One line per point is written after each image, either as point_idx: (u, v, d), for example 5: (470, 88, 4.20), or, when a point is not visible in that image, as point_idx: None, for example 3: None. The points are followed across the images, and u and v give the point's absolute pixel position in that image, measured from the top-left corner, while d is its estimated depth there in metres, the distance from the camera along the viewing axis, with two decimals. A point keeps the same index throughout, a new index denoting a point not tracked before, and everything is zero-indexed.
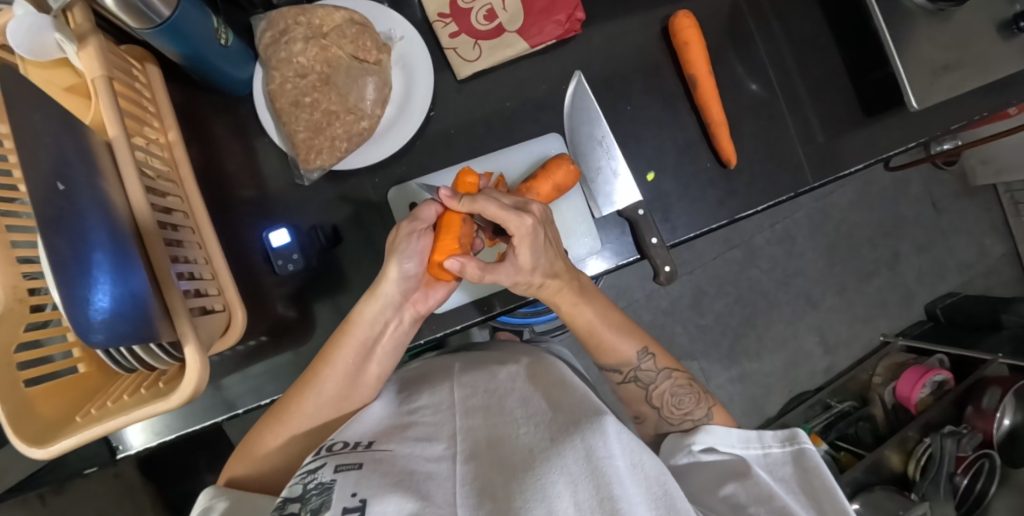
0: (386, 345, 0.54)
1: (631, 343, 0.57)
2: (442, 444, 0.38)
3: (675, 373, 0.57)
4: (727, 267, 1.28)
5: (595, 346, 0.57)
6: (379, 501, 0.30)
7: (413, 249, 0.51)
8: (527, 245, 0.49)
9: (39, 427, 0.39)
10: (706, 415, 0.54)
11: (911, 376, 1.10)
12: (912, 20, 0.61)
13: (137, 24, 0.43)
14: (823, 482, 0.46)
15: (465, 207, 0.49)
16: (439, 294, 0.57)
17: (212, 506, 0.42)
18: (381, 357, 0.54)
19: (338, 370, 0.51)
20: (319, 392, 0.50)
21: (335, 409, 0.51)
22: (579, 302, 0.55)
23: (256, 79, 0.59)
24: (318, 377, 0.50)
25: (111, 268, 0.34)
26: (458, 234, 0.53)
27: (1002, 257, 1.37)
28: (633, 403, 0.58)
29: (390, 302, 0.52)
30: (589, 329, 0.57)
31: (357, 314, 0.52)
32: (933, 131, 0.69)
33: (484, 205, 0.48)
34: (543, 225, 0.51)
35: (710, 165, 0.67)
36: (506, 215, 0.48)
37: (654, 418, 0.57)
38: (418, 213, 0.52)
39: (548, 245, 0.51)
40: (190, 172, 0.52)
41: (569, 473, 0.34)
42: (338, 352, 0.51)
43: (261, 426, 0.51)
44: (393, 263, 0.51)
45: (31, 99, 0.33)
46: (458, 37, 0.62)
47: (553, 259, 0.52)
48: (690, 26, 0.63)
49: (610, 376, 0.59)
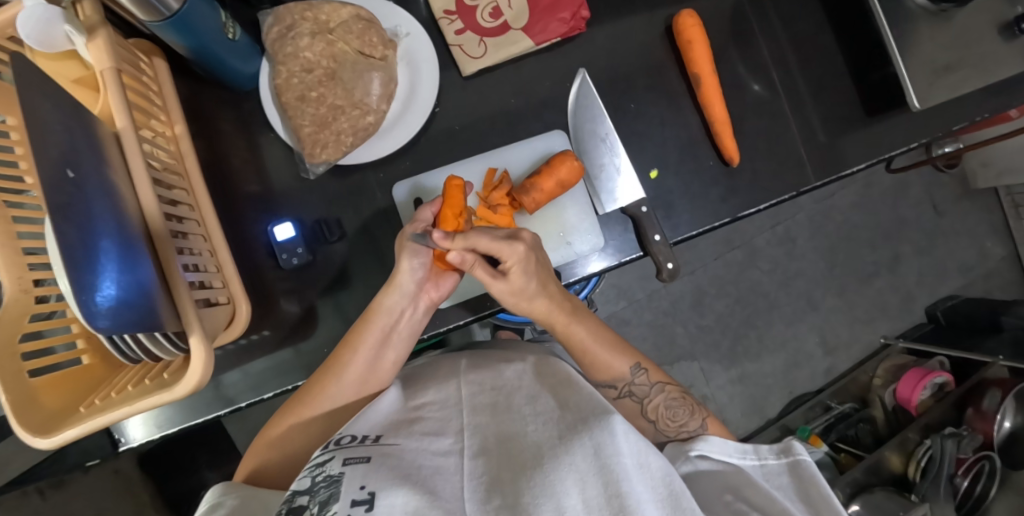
0: (403, 332, 0.55)
1: (622, 360, 0.57)
2: (449, 439, 0.38)
3: (668, 387, 0.58)
4: (728, 268, 1.28)
5: (587, 363, 0.57)
6: (389, 494, 0.30)
7: (420, 247, 0.53)
8: (519, 271, 0.52)
9: (42, 418, 0.39)
10: (700, 426, 0.54)
11: (911, 378, 1.10)
12: (915, 20, 0.61)
13: (146, 16, 0.44)
14: (819, 491, 0.45)
15: (460, 244, 0.49)
16: (448, 283, 0.58)
17: (223, 502, 0.42)
18: (397, 344, 0.55)
19: (361, 358, 0.52)
20: (342, 377, 0.51)
21: (357, 390, 0.52)
22: (571, 322, 0.57)
23: (262, 74, 0.59)
24: (340, 362, 0.51)
25: (118, 258, 0.35)
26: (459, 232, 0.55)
27: (1002, 260, 1.37)
28: (629, 419, 0.57)
29: (405, 293, 0.53)
30: (582, 348, 0.57)
31: (376, 303, 0.52)
32: (935, 132, 0.69)
33: (478, 239, 0.50)
34: (533, 251, 0.54)
35: (712, 164, 0.67)
36: (499, 245, 0.50)
37: (651, 432, 0.56)
38: (418, 216, 0.55)
39: (538, 265, 0.54)
40: (196, 165, 0.53)
41: (577, 471, 0.34)
42: (362, 337, 0.52)
43: (283, 415, 0.52)
44: (405, 259, 0.52)
45: (43, 88, 0.33)
46: (463, 34, 0.62)
47: (545, 280, 0.55)
48: (693, 24, 0.63)
49: (605, 394, 0.58)
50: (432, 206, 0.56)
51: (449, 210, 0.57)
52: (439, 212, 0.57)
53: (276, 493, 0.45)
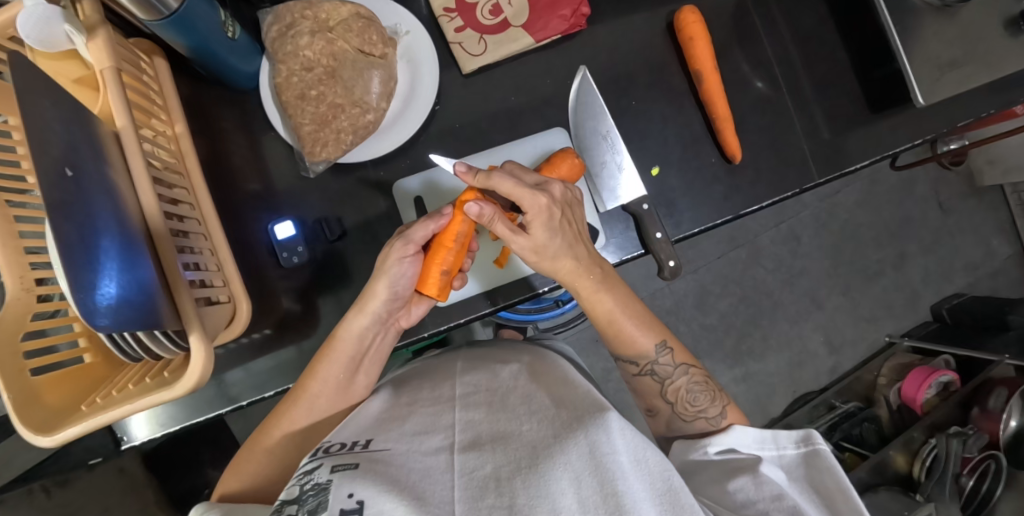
0: (374, 357, 0.54)
1: (649, 337, 0.56)
2: (439, 437, 0.38)
3: (692, 369, 0.57)
4: (731, 266, 1.27)
5: (615, 336, 0.57)
6: (377, 500, 0.30)
7: (403, 273, 0.50)
8: (540, 223, 0.49)
9: (42, 416, 0.39)
10: (720, 413, 0.54)
11: (917, 376, 1.09)
12: (919, 16, 0.61)
13: (146, 15, 0.44)
14: (837, 481, 0.46)
15: (480, 183, 0.50)
16: (421, 310, 0.57)
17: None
18: (368, 368, 0.54)
19: (327, 384, 0.51)
20: (311, 406, 0.51)
21: (331, 404, 0.51)
22: (600, 289, 0.54)
23: (262, 72, 0.59)
24: (308, 392, 0.51)
25: (117, 255, 0.35)
26: (439, 272, 0.53)
27: (1009, 258, 1.35)
28: (647, 396, 0.58)
29: (376, 318, 0.52)
30: (610, 319, 0.56)
31: (343, 329, 0.51)
32: (941, 129, 0.68)
33: (499, 182, 0.49)
34: (561, 206, 0.51)
35: (714, 160, 0.66)
36: (522, 192, 0.48)
37: (667, 412, 0.57)
38: (411, 234, 0.50)
39: (564, 222, 0.51)
40: (197, 164, 0.53)
41: (572, 470, 0.34)
42: (326, 367, 0.50)
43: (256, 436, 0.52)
44: (383, 284, 0.50)
45: (44, 89, 0.33)
46: (464, 31, 0.62)
47: (574, 243, 0.52)
48: (695, 20, 0.63)
49: (626, 368, 0.58)
50: (432, 225, 0.51)
51: (444, 235, 0.52)
52: (438, 230, 0.52)
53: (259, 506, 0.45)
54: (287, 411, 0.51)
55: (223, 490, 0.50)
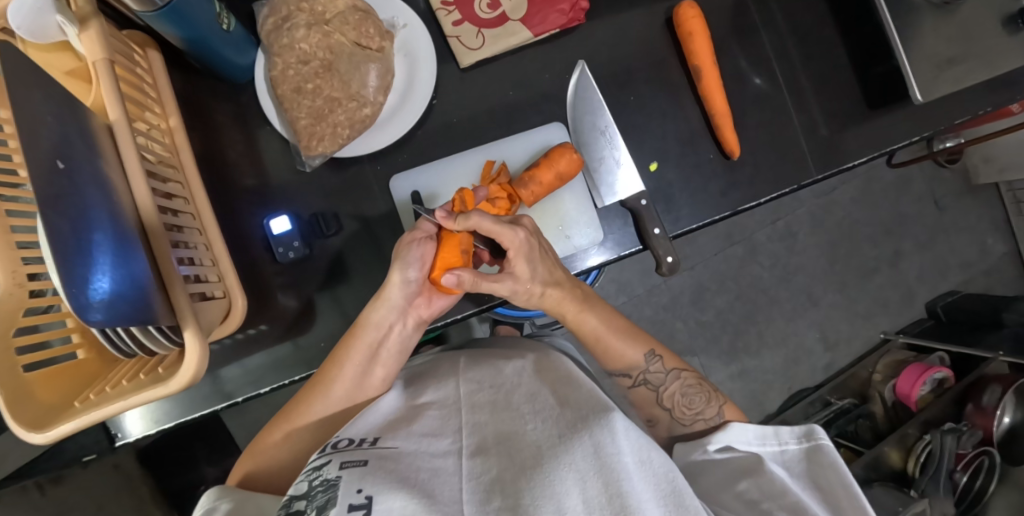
0: (395, 347, 0.52)
1: (638, 347, 0.56)
2: (447, 439, 0.38)
3: (684, 373, 0.57)
4: (728, 263, 1.28)
5: (601, 353, 0.56)
6: (386, 497, 0.29)
7: (414, 256, 0.50)
8: (522, 258, 0.49)
9: (38, 412, 0.39)
10: (717, 414, 0.54)
11: (911, 375, 1.09)
12: (917, 13, 0.61)
13: (138, 6, 0.43)
14: (840, 478, 0.46)
15: (460, 225, 0.49)
16: (443, 302, 0.54)
17: (216, 508, 0.41)
18: (387, 360, 0.52)
19: (347, 374, 0.50)
20: (328, 395, 0.50)
21: (347, 395, 0.50)
22: (583, 309, 0.54)
23: (258, 65, 0.59)
24: (326, 379, 0.50)
25: (110, 251, 0.34)
26: (459, 247, 0.51)
27: (1004, 256, 1.36)
28: (644, 406, 0.58)
29: (395, 307, 0.51)
30: (595, 337, 0.56)
31: (364, 317, 0.51)
32: (938, 126, 0.68)
33: (479, 220, 0.48)
34: (535, 237, 0.51)
35: (712, 156, 0.66)
36: (500, 229, 0.48)
37: (667, 420, 0.56)
38: (420, 224, 0.52)
39: (544, 253, 0.52)
40: (190, 158, 0.52)
41: (577, 470, 0.33)
42: (349, 354, 0.50)
43: (272, 425, 0.51)
44: (397, 269, 0.49)
45: (31, 78, 0.32)
46: (461, 25, 0.62)
47: (552, 267, 0.52)
48: (695, 15, 0.62)
49: (620, 381, 0.58)
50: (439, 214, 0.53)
51: None
52: None
53: (271, 497, 0.44)
54: (305, 404, 0.50)
55: (245, 472, 0.49)
